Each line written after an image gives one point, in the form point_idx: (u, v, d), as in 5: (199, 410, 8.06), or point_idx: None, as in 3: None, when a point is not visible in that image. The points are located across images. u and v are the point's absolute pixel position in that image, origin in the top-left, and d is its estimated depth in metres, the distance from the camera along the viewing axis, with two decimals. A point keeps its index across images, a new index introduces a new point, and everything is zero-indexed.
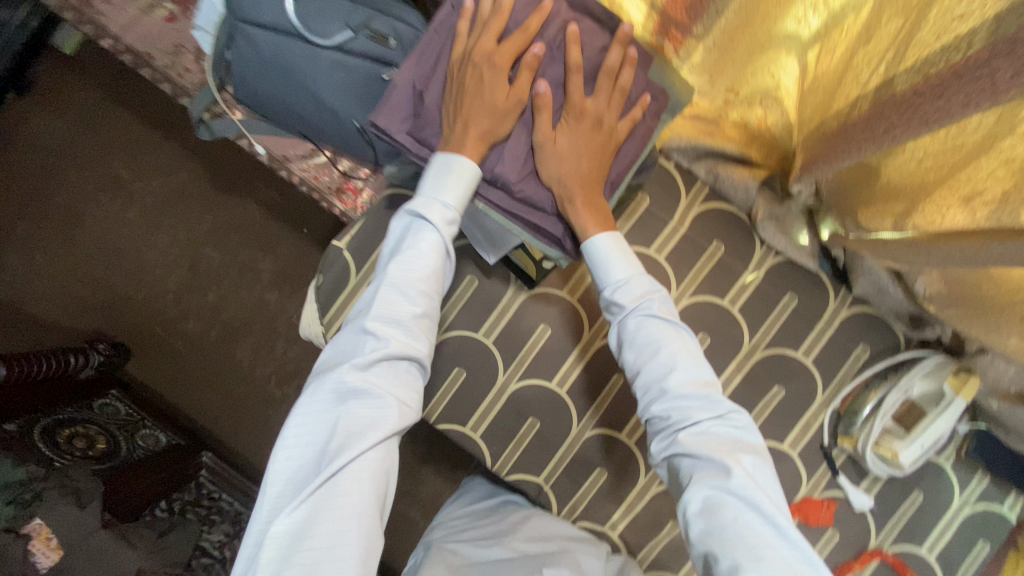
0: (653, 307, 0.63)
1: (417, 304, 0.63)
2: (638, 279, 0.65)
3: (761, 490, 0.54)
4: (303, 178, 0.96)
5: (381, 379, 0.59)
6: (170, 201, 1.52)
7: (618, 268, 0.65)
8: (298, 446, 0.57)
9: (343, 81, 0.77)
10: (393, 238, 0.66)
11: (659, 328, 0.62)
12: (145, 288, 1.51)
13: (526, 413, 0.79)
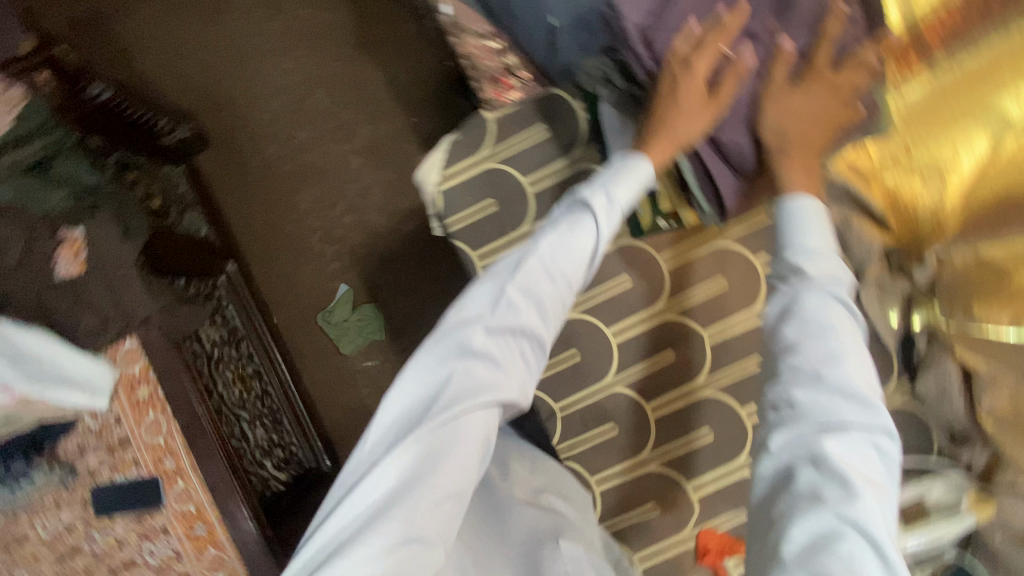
0: (835, 296, 0.61)
1: (556, 290, 0.66)
2: (831, 260, 0.63)
3: (888, 535, 0.51)
4: (470, 54, 0.98)
5: (502, 349, 0.62)
6: (309, 32, 1.57)
7: (815, 239, 0.63)
8: (413, 388, 0.61)
9: None
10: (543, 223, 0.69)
11: (836, 321, 0.59)
12: (248, 95, 1.56)
13: (572, 343, 0.81)
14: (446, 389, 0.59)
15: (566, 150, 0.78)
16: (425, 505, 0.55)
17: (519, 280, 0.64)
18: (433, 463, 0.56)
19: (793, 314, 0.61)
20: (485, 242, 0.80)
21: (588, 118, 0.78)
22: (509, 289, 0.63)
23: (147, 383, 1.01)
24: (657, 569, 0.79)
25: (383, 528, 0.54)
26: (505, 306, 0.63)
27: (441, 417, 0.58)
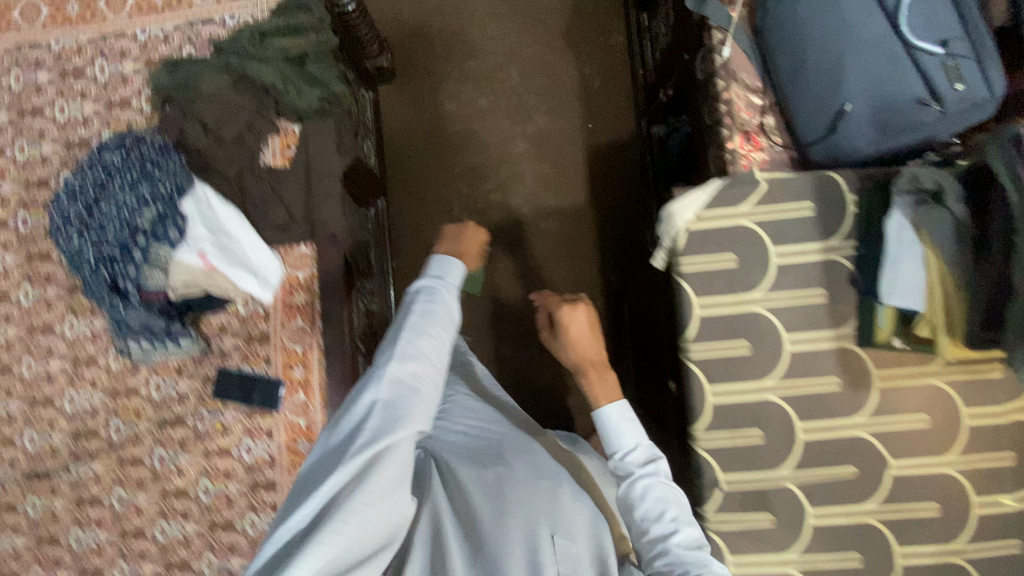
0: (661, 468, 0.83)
1: (437, 343, 0.77)
2: (639, 444, 0.86)
3: None
4: (729, 100, 0.96)
5: (414, 397, 0.70)
6: (525, 10, 1.57)
7: (627, 437, 0.87)
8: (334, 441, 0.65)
9: (881, 72, 0.80)
10: (416, 296, 0.81)
11: (654, 483, 0.81)
12: (446, 46, 1.55)
13: (758, 423, 0.78)
14: (369, 422, 0.65)
15: (826, 236, 0.78)
16: (364, 522, 0.58)
17: (416, 348, 0.74)
18: (367, 478, 0.60)
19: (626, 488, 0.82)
20: (712, 293, 0.79)
21: (857, 214, 0.78)
22: (409, 349, 0.73)
23: (307, 293, 1.03)
24: None
25: (323, 543, 0.54)
26: (404, 363, 0.72)
27: (371, 441, 0.63)
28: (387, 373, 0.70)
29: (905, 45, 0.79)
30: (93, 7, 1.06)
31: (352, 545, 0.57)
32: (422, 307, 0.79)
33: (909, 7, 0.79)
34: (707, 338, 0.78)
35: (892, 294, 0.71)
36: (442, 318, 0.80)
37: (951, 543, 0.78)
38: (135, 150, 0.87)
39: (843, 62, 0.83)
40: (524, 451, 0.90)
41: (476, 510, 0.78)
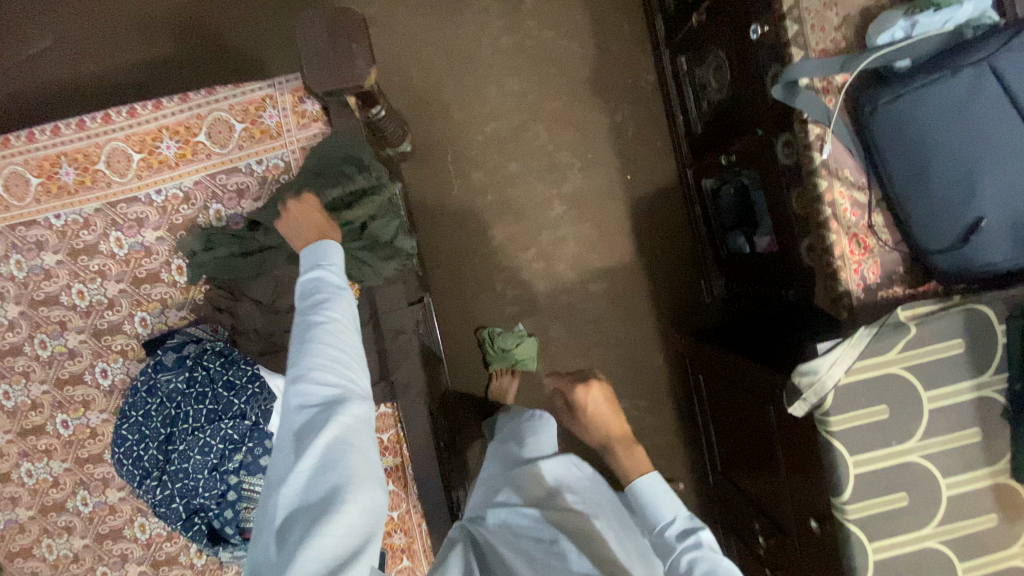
0: (700, 539, 0.73)
1: (331, 322, 0.63)
2: (680, 517, 0.77)
3: None
4: (834, 202, 0.87)
5: (323, 372, 0.60)
6: (546, 57, 1.43)
7: (663, 509, 0.79)
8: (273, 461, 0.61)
9: (1019, 185, 0.75)
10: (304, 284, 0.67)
11: (701, 556, 0.71)
12: (466, 110, 1.42)
13: (920, 571, 0.75)
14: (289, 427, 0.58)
15: (979, 374, 0.74)
16: (331, 527, 0.53)
17: (307, 335, 0.62)
18: (339, 503, 0.54)
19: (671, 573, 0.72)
20: (864, 447, 0.74)
21: (1007, 344, 0.74)
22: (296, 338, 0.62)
23: (396, 456, 0.95)
24: None
25: None
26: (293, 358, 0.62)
27: (302, 443, 0.57)
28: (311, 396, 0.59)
29: None
30: (93, 169, 0.90)
31: (329, 559, 0.53)
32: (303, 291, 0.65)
33: None
34: (863, 495, 0.74)
35: None
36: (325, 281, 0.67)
37: None
38: (199, 372, 0.75)
39: (977, 172, 0.76)
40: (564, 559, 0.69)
41: None
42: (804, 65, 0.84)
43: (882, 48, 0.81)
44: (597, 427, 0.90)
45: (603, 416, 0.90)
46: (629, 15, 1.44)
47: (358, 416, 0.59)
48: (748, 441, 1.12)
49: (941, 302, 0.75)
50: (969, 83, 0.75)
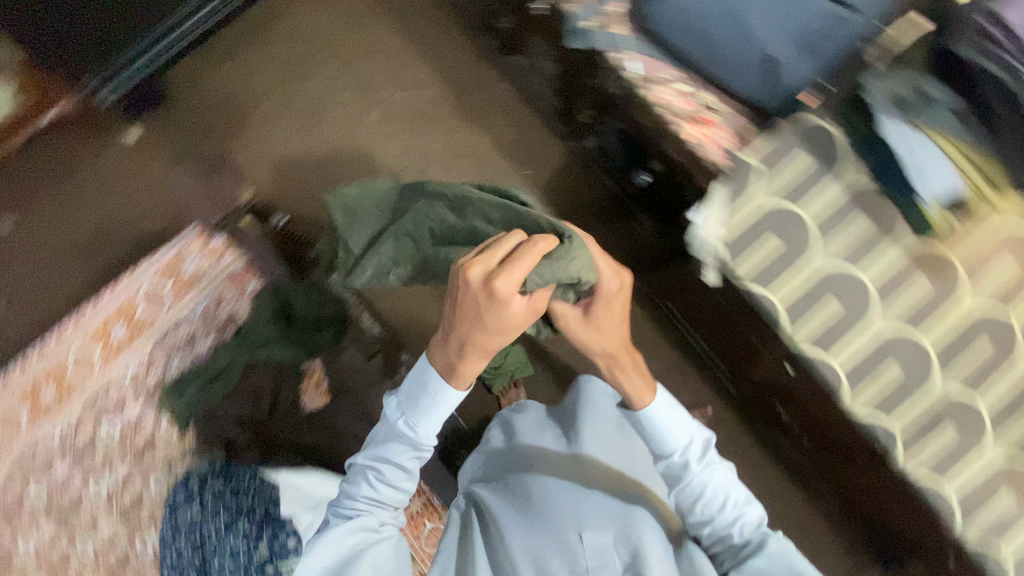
0: (709, 454, 0.85)
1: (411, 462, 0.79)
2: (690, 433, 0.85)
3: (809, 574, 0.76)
4: (661, 102, 0.96)
5: (395, 497, 0.79)
6: (412, 112, 1.58)
7: (675, 434, 0.84)
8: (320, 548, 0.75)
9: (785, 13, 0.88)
10: (400, 413, 0.77)
11: (714, 474, 0.83)
12: (366, 187, 1.55)
13: (890, 358, 0.80)
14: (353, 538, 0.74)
15: (839, 172, 0.82)
16: None
17: (397, 468, 0.78)
18: None
19: (683, 485, 0.84)
20: (778, 279, 0.82)
21: (845, 137, 0.83)
22: (389, 467, 0.77)
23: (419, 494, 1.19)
24: None
25: None
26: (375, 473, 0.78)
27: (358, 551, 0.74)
28: (387, 502, 0.80)
29: None
30: (65, 381, 1.02)
31: None
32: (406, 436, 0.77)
33: None
34: (800, 318, 0.81)
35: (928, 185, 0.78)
36: (418, 425, 0.76)
37: None
38: (206, 494, 0.87)
39: (747, 19, 0.89)
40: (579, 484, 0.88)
41: (515, 533, 0.82)
42: (580, 15, 1.00)
43: None
44: (601, 339, 0.82)
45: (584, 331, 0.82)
46: (460, 46, 1.61)
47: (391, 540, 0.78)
48: (728, 334, 1.18)
49: (773, 136, 0.85)
50: None
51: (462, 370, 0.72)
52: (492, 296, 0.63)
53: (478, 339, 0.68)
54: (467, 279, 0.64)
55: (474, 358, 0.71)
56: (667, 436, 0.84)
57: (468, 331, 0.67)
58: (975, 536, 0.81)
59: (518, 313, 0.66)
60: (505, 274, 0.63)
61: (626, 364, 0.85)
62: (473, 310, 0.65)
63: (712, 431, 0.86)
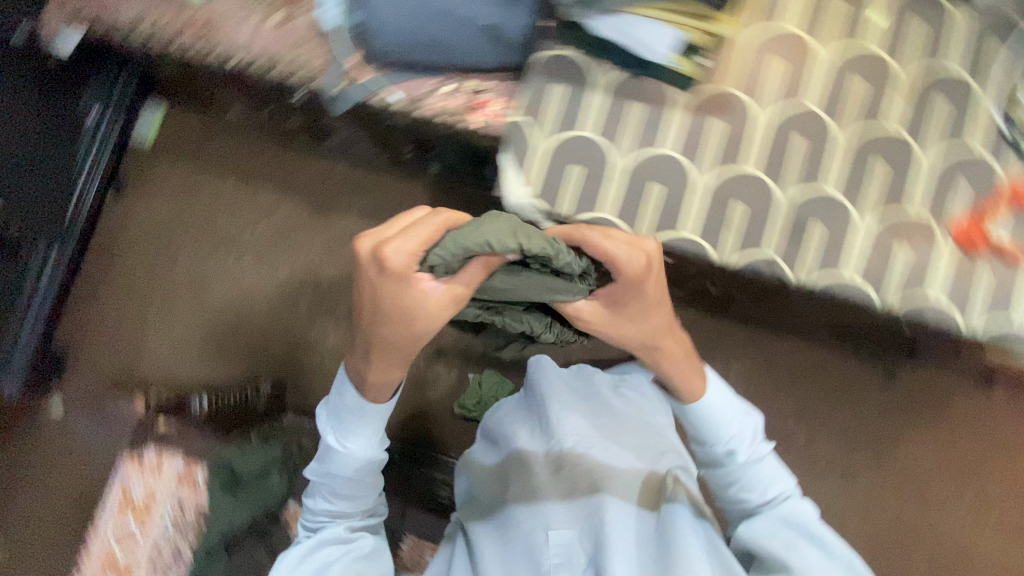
0: (753, 426, 0.97)
1: (362, 466, 0.90)
2: (745, 429, 0.96)
3: (827, 542, 0.86)
4: (438, 110, 1.03)
5: (353, 500, 0.93)
6: (280, 237, 1.66)
7: (729, 427, 0.95)
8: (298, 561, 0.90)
9: None
10: (338, 438, 0.89)
11: (759, 463, 0.95)
12: (280, 321, 1.62)
13: (729, 199, 0.85)
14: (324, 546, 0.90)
15: (593, 83, 0.87)
16: None
17: (347, 481, 0.90)
18: None
19: (727, 472, 0.96)
20: (599, 198, 0.86)
21: (579, 51, 0.88)
22: (339, 477, 0.90)
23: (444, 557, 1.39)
24: (951, 280, 0.83)
25: None
26: (327, 479, 0.91)
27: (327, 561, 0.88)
28: (353, 509, 0.94)
29: None
30: None
31: None
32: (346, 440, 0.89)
33: None
34: (637, 217, 0.86)
35: (647, 58, 0.85)
36: (362, 441, 0.89)
37: (896, 76, 0.87)
38: None
39: (445, 11, 0.95)
40: (556, 479, 0.94)
41: (487, 546, 0.93)
42: (331, 82, 1.07)
43: (340, 32, 1.05)
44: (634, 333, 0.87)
45: (613, 318, 0.86)
46: (282, 158, 1.67)
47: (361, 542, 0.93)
48: None
49: (526, 87, 0.89)
50: None
51: (372, 368, 0.84)
52: (397, 272, 0.75)
53: (386, 322, 0.79)
54: (365, 250, 0.76)
55: (385, 356, 0.82)
56: (714, 421, 0.95)
57: (378, 313, 0.79)
58: (899, 298, 0.83)
59: (416, 299, 0.77)
60: (392, 248, 0.74)
61: (668, 352, 0.89)
62: (382, 294, 0.77)
63: (758, 411, 0.98)
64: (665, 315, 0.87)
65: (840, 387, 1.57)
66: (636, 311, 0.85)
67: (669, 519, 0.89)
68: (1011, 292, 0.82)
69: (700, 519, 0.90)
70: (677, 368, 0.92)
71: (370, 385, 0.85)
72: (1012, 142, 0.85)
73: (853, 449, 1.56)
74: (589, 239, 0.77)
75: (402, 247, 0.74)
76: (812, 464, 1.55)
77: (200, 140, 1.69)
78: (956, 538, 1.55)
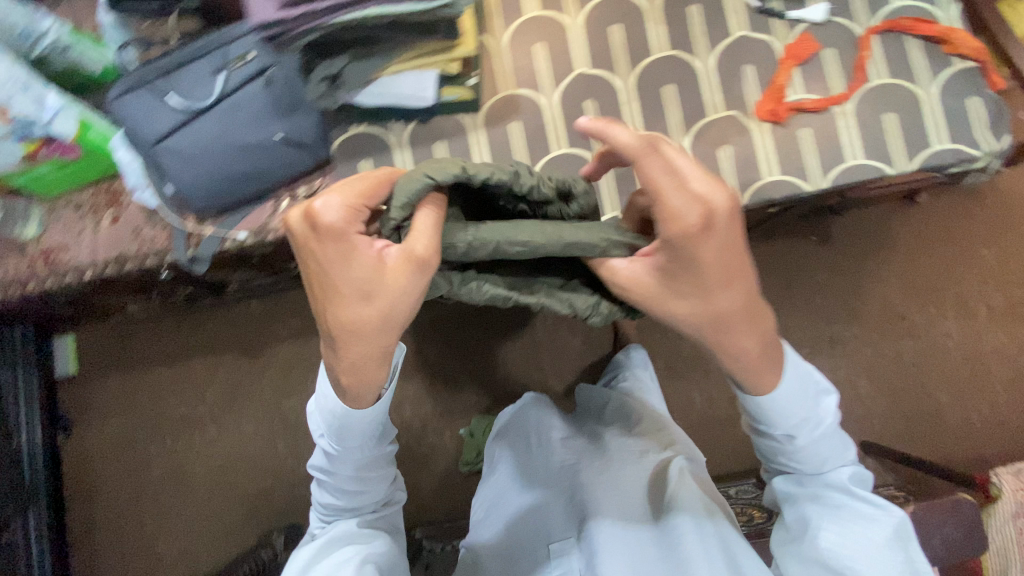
0: (824, 405, 0.83)
1: (358, 462, 0.95)
2: (811, 406, 0.81)
3: (875, 528, 0.79)
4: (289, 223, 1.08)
5: (360, 493, 0.99)
6: (229, 393, 1.66)
7: (795, 414, 0.81)
8: (314, 549, 0.97)
9: (242, 113, 0.96)
10: (330, 438, 0.91)
11: (817, 443, 0.82)
12: (266, 470, 1.63)
13: None
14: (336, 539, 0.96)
15: (394, 145, 0.92)
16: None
17: (352, 477, 0.96)
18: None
19: (787, 455, 0.85)
20: None
21: (362, 124, 0.92)
22: (338, 469, 0.96)
23: None
24: (780, 156, 0.86)
25: None
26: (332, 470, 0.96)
27: (335, 551, 0.95)
28: (361, 504, 1.00)
29: (217, 99, 0.94)
30: None
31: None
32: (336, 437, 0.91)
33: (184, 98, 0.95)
34: None
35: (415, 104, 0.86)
36: (354, 441, 0.90)
37: (646, 7, 0.92)
38: None
39: (235, 145, 0.97)
40: (559, 504, 1.04)
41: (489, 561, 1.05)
42: (179, 250, 1.08)
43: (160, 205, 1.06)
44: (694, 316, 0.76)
45: (656, 289, 0.75)
46: (196, 324, 1.68)
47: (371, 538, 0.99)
48: None
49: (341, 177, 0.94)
50: (167, 158, 0.98)
51: (343, 352, 0.77)
52: (339, 233, 0.71)
53: (338, 296, 0.72)
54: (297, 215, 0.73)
55: (350, 337, 0.75)
56: (782, 414, 0.81)
57: (329, 288, 0.72)
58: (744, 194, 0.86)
59: (367, 260, 0.71)
60: (320, 206, 0.70)
61: (733, 339, 0.76)
62: (319, 262, 0.72)
63: (831, 390, 0.83)
64: (731, 293, 0.74)
65: (788, 269, 1.59)
66: (694, 280, 0.72)
67: (670, 530, 0.92)
68: (835, 140, 0.86)
69: (701, 521, 0.90)
70: (752, 347, 0.77)
71: (351, 378, 0.79)
72: (769, 12, 0.89)
73: (829, 318, 1.57)
74: (643, 170, 0.68)
75: (335, 201, 0.71)
76: (799, 349, 1.57)
77: (116, 344, 1.70)
78: (961, 349, 1.55)
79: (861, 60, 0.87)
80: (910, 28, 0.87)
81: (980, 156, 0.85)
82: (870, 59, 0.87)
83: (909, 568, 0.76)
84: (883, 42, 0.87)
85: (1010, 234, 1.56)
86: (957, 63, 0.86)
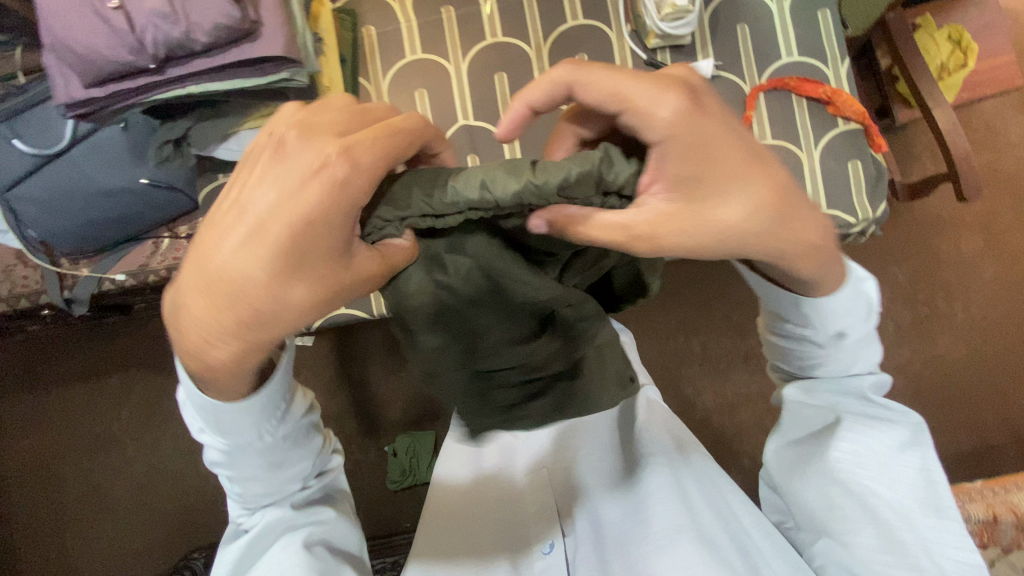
0: (869, 296, 0.59)
1: (269, 439, 0.61)
2: (856, 299, 0.57)
3: (898, 461, 0.59)
4: (169, 267, 1.00)
5: (275, 478, 0.65)
6: (147, 411, 1.62)
7: (843, 306, 0.57)
8: (233, 556, 0.67)
9: (103, 157, 0.90)
10: (213, 432, 0.60)
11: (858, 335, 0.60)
12: (188, 488, 1.60)
13: None
14: (258, 538, 0.66)
15: None
16: None
17: (260, 452, 0.61)
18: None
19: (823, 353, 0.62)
20: None
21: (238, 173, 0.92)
22: (235, 455, 0.61)
23: None
24: None
25: None
26: (221, 455, 0.62)
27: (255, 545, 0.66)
28: (282, 486, 0.66)
29: (71, 143, 0.89)
30: None
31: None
32: (220, 417, 0.57)
33: (31, 141, 0.88)
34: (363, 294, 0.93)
35: None
36: (262, 416, 0.59)
37: (532, 55, 0.91)
38: None
39: (98, 188, 0.92)
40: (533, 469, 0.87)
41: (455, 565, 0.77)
42: (54, 294, 1.00)
43: (25, 248, 0.96)
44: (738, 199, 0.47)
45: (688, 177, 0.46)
46: (110, 340, 1.62)
47: (314, 518, 0.68)
48: None
49: None
50: (25, 203, 0.92)
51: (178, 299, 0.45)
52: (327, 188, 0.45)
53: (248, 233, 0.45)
54: (270, 151, 0.47)
55: (241, 310, 0.45)
56: (831, 310, 0.57)
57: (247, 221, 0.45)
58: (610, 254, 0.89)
59: (327, 250, 0.46)
60: (348, 168, 0.45)
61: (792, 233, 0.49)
62: (296, 212, 0.44)
63: (877, 276, 0.58)
64: (743, 194, 0.47)
65: (709, 288, 1.61)
66: (699, 189, 0.47)
67: (642, 489, 0.76)
68: None
69: (675, 470, 0.76)
70: (797, 249, 0.50)
71: (218, 372, 0.50)
72: (659, 64, 0.89)
73: (744, 335, 1.60)
74: (593, 82, 0.47)
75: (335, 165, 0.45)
76: (717, 365, 1.61)
77: (26, 363, 1.64)
78: None
79: (746, 120, 0.87)
80: (793, 88, 0.88)
81: (856, 223, 0.86)
82: (755, 118, 0.88)
83: (924, 476, 0.59)
84: (767, 100, 0.88)
85: (919, 253, 1.59)
86: (839, 125, 0.86)
